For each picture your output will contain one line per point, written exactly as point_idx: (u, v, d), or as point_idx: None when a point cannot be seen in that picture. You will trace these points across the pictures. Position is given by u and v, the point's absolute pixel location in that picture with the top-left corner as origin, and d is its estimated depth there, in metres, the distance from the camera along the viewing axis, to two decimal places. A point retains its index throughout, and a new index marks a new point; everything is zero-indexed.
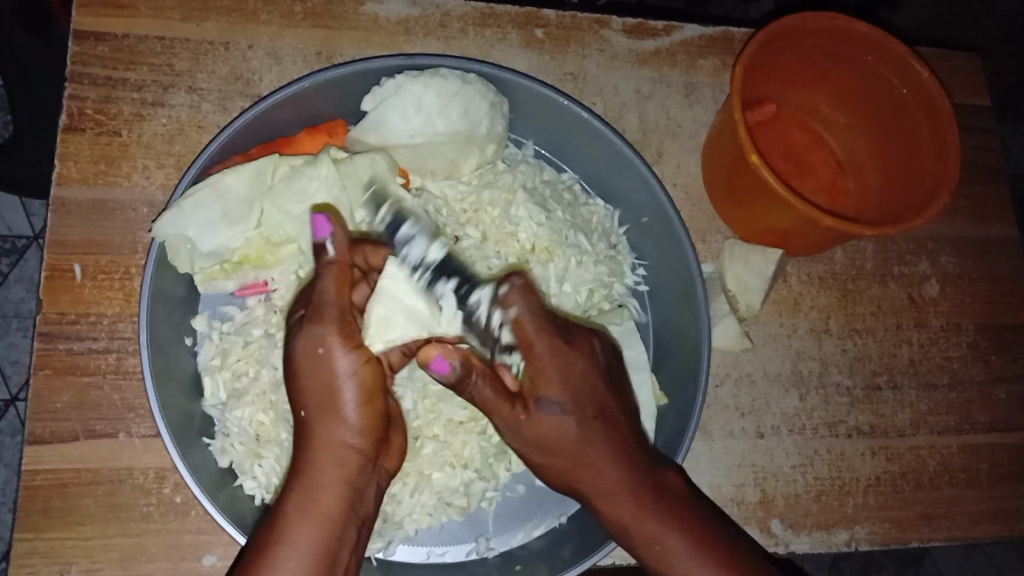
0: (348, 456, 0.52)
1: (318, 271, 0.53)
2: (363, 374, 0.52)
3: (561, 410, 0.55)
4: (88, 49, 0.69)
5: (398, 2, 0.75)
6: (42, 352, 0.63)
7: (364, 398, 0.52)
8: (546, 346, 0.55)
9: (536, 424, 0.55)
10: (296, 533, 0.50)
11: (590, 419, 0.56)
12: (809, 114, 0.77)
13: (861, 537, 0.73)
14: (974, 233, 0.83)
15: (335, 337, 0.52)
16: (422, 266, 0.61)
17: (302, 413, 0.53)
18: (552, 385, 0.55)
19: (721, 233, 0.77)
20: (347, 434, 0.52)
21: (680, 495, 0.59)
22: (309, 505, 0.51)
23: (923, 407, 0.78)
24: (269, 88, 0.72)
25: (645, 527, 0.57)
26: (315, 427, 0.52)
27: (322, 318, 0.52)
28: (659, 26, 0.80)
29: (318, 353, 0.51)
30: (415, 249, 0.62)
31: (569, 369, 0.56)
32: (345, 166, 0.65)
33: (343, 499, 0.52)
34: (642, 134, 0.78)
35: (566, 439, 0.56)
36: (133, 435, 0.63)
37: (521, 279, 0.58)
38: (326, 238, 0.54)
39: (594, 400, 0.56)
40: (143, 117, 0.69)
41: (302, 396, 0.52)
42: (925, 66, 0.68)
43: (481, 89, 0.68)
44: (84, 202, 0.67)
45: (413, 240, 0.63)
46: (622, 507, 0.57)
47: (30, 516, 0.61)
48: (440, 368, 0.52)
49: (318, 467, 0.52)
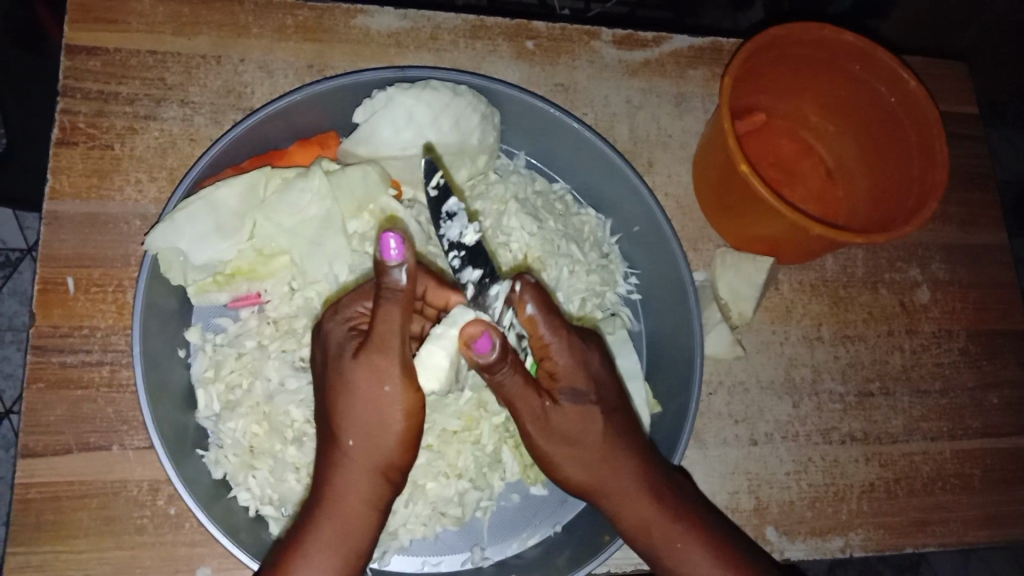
0: (383, 488, 0.54)
1: (381, 295, 0.48)
2: (414, 414, 0.53)
3: (585, 402, 0.55)
4: (80, 63, 0.69)
5: (389, 15, 0.76)
6: (35, 365, 0.63)
7: (407, 434, 0.53)
8: (565, 338, 0.55)
9: (564, 418, 0.55)
10: (328, 555, 0.52)
11: (611, 414, 0.57)
12: (797, 123, 0.78)
13: (856, 542, 0.74)
14: (963, 239, 0.84)
15: (398, 375, 0.51)
16: (455, 245, 0.62)
17: (348, 442, 0.53)
18: (574, 377, 0.55)
19: (713, 241, 0.78)
20: (387, 465, 0.54)
21: (687, 496, 0.61)
22: (344, 530, 0.53)
23: (915, 412, 0.78)
24: (261, 101, 0.72)
25: (667, 527, 0.58)
26: (361, 456, 0.53)
27: (387, 352, 0.50)
28: (649, 37, 0.81)
29: (382, 391, 0.51)
30: (452, 225, 0.63)
31: (588, 363, 0.56)
32: (336, 178, 0.65)
33: (372, 523, 0.54)
34: (633, 143, 0.79)
35: (592, 433, 0.56)
36: (127, 447, 0.63)
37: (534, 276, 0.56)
38: (396, 264, 0.47)
39: (612, 393, 0.57)
40: (136, 131, 0.69)
41: (352, 424, 0.52)
42: (912, 76, 0.69)
43: (472, 100, 0.68)
44: (77, 215, 0.67)
45: (456, 212, 0.63)
46: (645, 504, 0.58)
47: (23, 530, 0.61)
48: (481, 346, 0.50)
49: (356, 496, 0.53)
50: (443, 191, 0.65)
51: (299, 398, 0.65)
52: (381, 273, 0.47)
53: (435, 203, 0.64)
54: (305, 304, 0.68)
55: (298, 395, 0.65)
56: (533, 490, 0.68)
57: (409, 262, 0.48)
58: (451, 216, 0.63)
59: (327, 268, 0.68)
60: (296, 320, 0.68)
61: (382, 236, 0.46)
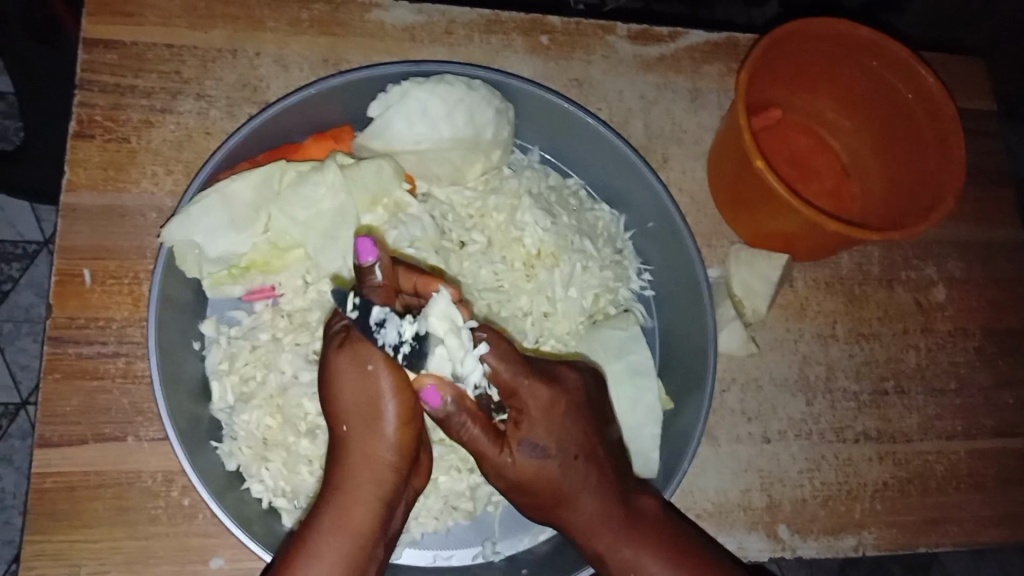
0: (385, 474, 0.52)
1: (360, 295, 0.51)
2: (405, 399, 0.52)
3: (544, 453, 0.54)
4: (97, 56, 0.70)
5: (404, 9, 0.76)
6: (51, 356, 0.64)
7: (405, 419, 0.52)
8: (526, 387, 0.54)
9: (520, 469, 0.54)
10: (325, 544, 0.50)
11: (573, 459, 0.55)
12: (814, 118, 0.77)
13: (868, 541, 0.73)
14: (980, 237, 0.83)
15: (382, 355, 0.51)
16: (399, 348, 0.51)
17: (343, 427, 0.53)
18: (534, 428, 0.54)
19: (727, 237, 0.77)
20: (387, 451, 0.52)
21: (655, 517, 0.60)
22: (343, 519, 0.51)
23: (930, 411, 0.78)
24: (276, 94, 0.72)
25: (621, 554, 0.58)
26: (357, 442, 0.52)
27: (370, 335, 0.51)
28: (664, 32, 0.80)
29: (368, 370, 0.51)
30: (386, 332, 0.51)
31: (552, 408, 0.55)
32: (351, 172, 0.66)
33: (375, 515, 0.52)
34: (647, 138, 0.78)
35: (550, 480, 0.55)
36: (141, 438, 0.64)
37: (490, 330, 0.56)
38: (372, 265, 0.50)
39: (576, 439, 0.56)
40: (151, 124, 0.70)
41: (345, 408, 0.52)
42: (930, 72, 0.68)
43: (487, 95, 0.68)
44: (94, 208, 0.67)
45: (385, 320, 0.51)
46: (602, 536, 0.57)
47: (40, 519, 0.61)
48: (432, 400, 0.51)
49: (356, 482, 0.52)
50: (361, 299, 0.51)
51: (311, 390, 0.66)
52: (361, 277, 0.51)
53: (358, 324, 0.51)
54: (318, 298, 0.68)
55: (311, 387, 0.66)
56: None
57: (383, 263, 0.51)
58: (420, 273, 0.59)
59: (341, 262, 0.67)
60: (310, 314, 0.68)
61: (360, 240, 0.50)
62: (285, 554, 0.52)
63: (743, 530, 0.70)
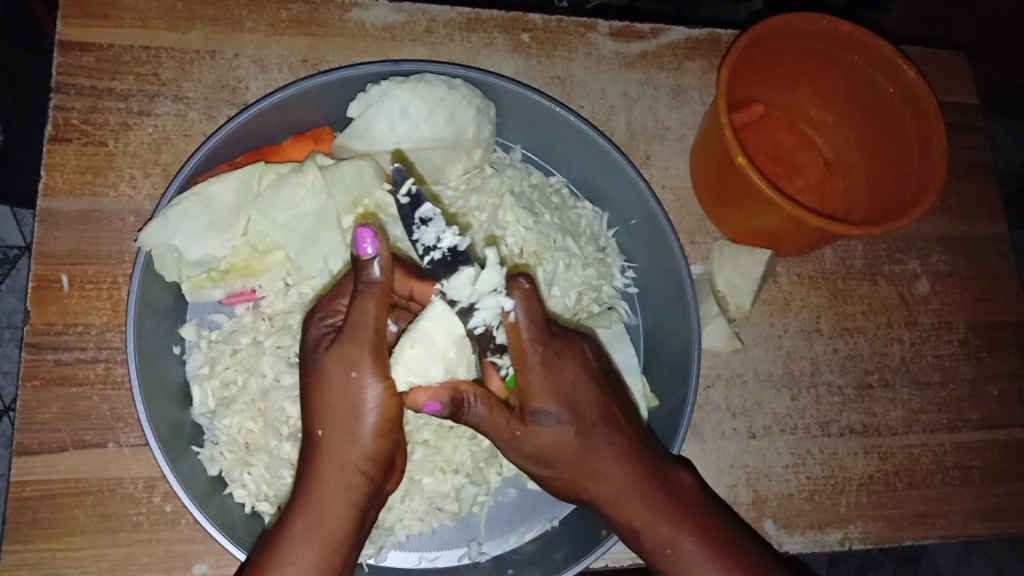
0: (359, 481, 0.52)
1: (357, 288, 0.50)
2: (388, 406, 0.51)
3: (557, 420, 0.55)
4: (73, 59, 0.69)
5: (384, 9, 0.75)
6: (30, 363, 0.63)
7: (383, 428, 0.52)
8: (539, 355, 0.55)
9: (534, 438, 0.56)
10: (299, 548, 0.50)
11: (589, 426, 0.56)
12: (796, 114, 0.77)
13: (855, 535, 0.73)
14: (962, 230, 0.83)
15: (369, 362, 0.50)
16: (433, 249, 0.56)
17: (319, 432, 0.52)
18: (545, 395, 0.55)
19: (710, 233, 0.77)
20: (362, 460, 0.51)
21: (687, 492, 0.59)
22: (315, 525, 0.51)
23: (915, 405, 0.78)
24: (255, 96, 0.72)
25: (657, 530, 0.57)
26: (333, 448, 0.51)
27: (357, 339, 0.50)
28: (645, 28, 0.80)
29: (351, 377, 0.51)
30: (427, 230, 0.57)
31: (564, 376, 0.56)
32: (332, 174, 0.65)
33: (349, 520, 0.52)
34: (630, 136, 0.78)
35: (569, 450, 0.56)
36: (122, 444, 0.63)
37: (529, 282, 0.56)
38: (371, 257, 0.50)
39: (591, 408, 0.57)
40: (129, 127, 0.69)
41: (323, 413, 0.51)
42: (911, 67, 0.68)
43: (467, 94, 0.68)
44: (71, 212, 0.67)
45: (431, 220, 0.57)
46: (634, 511, 0.57)
47: (20, 527, 0.61)
48: (431, 408, 0.53)
49: (330, 489, 0.51)
50: (416, 196, 0.58)
51: (293, 393, 0.65)
52: (358, 268, 0.50)
53: (406, 211, 0.57)
54: (299, 300, 0.67)
55: (293, 390, 0.65)
56: (530, 484, 0.68)
57: (384, 255, 0.50)
58: (425, 221, 0.57)
59: (322, 265, 0.67)
60: (291, 316, 0.67)
61: (359, 232, 0.50)
62: (259, 558, 0.52)
63: None
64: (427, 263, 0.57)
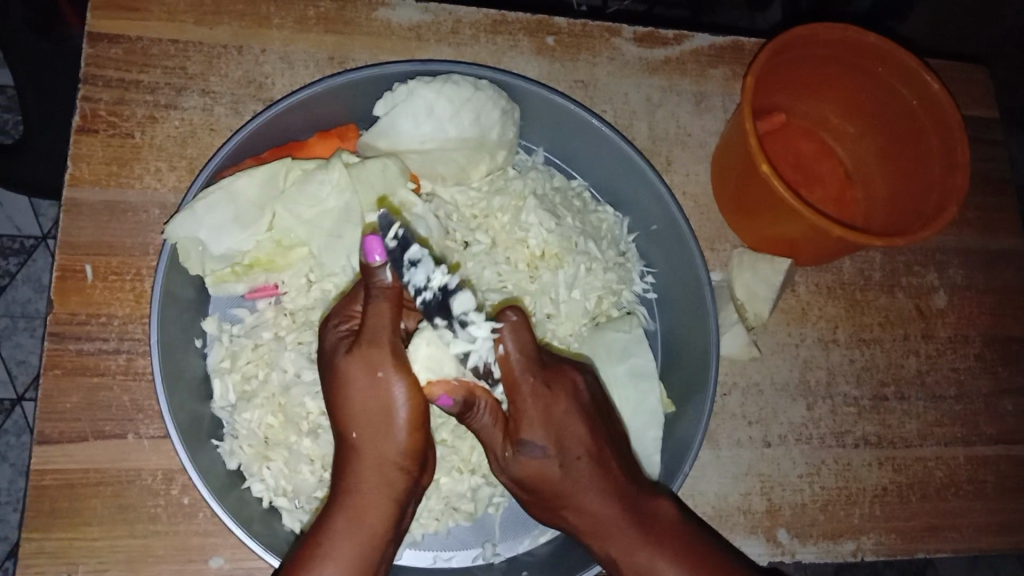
0: (395, 478, 0.52)
1: (370, 294, 0.51)
2: (416, 402, 0.52)
3: (543, 452, 0.54)
4: (102, 50, 0.69)
5: (411, 8, 0.76)
6: (52, 352, 0.64)
7: (414, 423, 0.52)
8: (530, 386, 0.54)
9: (521, 466, 0.55)
10: (340, 548, 0.50)
11: (575, 460, 0.55)
12: (819, 124, 0.77)
13: (867, 547, 0.73)
14: (981, 244, 0.83)
15: (392, 362, 0.51)
16: (423, 291, 0.53)
17: (352, 434, 0.52)
18: (536, 427, 0.54)
19: (729, 241, 0.77)
20: (397, 455, 0.52)
21: (672, 523, 0.58)
22: (356, 523, 0.51)
23: (930, 418, 0.78)
24: (281, 92, 0.72)
25: (636, 559, 0.56)
26: (368, 448, 0.52)
27: (377, 341, 0.51)
28: (670, 35, 0.80)
29: (377, 377, 0.51)
30: (417, 271, 0.53)
31: (554, 409, 0.55)
32: (357, 171, 0.65)
33: (389, 518, 0.52)
34: (652, 141, 0.78)
35: (552, 481, 0.55)
36: (142, 436, 0.64)
37: (518, 314, 0.56)
38: (379, 262, 0.51)
39: (578, 441, 0.55)
40: (155, 119, 0.69)
41: (354, 415, 0.52)
42: (935, 79, 0.68)
43: (493, 95, 0.67)
44: (96, 203, 0.67)
45: (420, 260, 0.53)
46: (613, 539, 0.56)
47: (38, 516, 0.61)
48: (445, 402, 0.55)
49: (369, 487, 0.51)
50: (403, 239, 0.54)
51: (313, 388, 0.65)
52: (367, 275, 0.51)
53: (394, 253, 0.53)
54: (321, 297, 0.68)
55: (313, 386, 0.65)
56: None
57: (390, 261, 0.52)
58: (416, 262, 0.53)
59: (345, 261, 0.67)
60: (312, 312, 0.68)
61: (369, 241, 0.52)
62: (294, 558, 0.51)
63: (743, 534, 0.70)
64: (420, 304, 0.54)
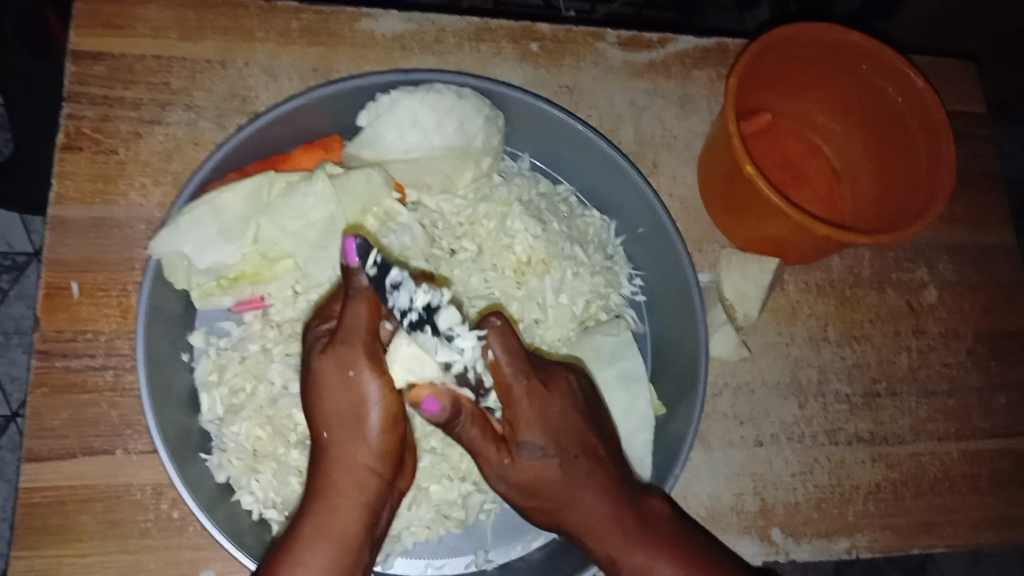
0: (367, 480, 0.52)
1: (347, 293, 0.51)
2: (389, 403, 0.52)
3: (542, 453, 0.54)
4: (86, 69, 0.70)
5: (394, 18, 0.76)
6: (40, 370, 0.64)
7: (387, 423, 0.52)
8: (525, 387, 0.54)
9: (519, 470, 0.54)
10: (308, 550, 0.50)
11: (572, 458, 0.55)
12: (805, 123, 0.77)
13: (862, 544, 0.73)
14: (970, 239, 0.83)
15: (365, 361, 0.51)
16: (408, 313, 0.51)
17: (324, 435, 0.53)
18: (532, 427, 0.54)
19: (717, 242, 0.77)
20: (369, 457, 0.52)
21: (665, 520, 0.58)
22: (325, 525, 0.51)
23: (922, 413, 0.78)
24: (265, 105, 0.72)
25: (633, 557, 0.56)
26: (339, 449, 0.52)
27: (351, 341, 0.51)
28: (653, 38, 0.81)
29: (349, 377, 0.51)
30: (399, 295, 0.50)
31: (552, 409, 0.55)
32: (342, 183, 0.66)
33: (361, 521, 0.52)
34: (637, 144, 0.78)
35: (550, 483, 0.55)
36: (131, 451, 0.64)
37: (501, 317, 0.55)
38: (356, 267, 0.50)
39: (574, 439, 0.56)
40: (140, 135, 0.70)
41: (326, 414, 0.52)
42: (919, 77, 0.68)
43: (476, 103, 0.68)
44: (81, 220, 0.67)
45: (401, 283, 0.50)
46: (610, 538, 0.56)
47: (28, 533, 0.61)
48: (430, 408, 0.52)
49: (339, 488, 0.52)
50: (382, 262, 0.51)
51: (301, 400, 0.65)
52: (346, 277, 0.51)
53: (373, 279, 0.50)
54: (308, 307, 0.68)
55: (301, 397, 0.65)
56: None
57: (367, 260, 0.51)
58: (397, 286, 0.50)
59: (331, 271, 0.68)
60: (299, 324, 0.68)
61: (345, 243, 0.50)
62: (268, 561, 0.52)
63: (736, 535, 0.70)
64: (405, 327, 0.51)
